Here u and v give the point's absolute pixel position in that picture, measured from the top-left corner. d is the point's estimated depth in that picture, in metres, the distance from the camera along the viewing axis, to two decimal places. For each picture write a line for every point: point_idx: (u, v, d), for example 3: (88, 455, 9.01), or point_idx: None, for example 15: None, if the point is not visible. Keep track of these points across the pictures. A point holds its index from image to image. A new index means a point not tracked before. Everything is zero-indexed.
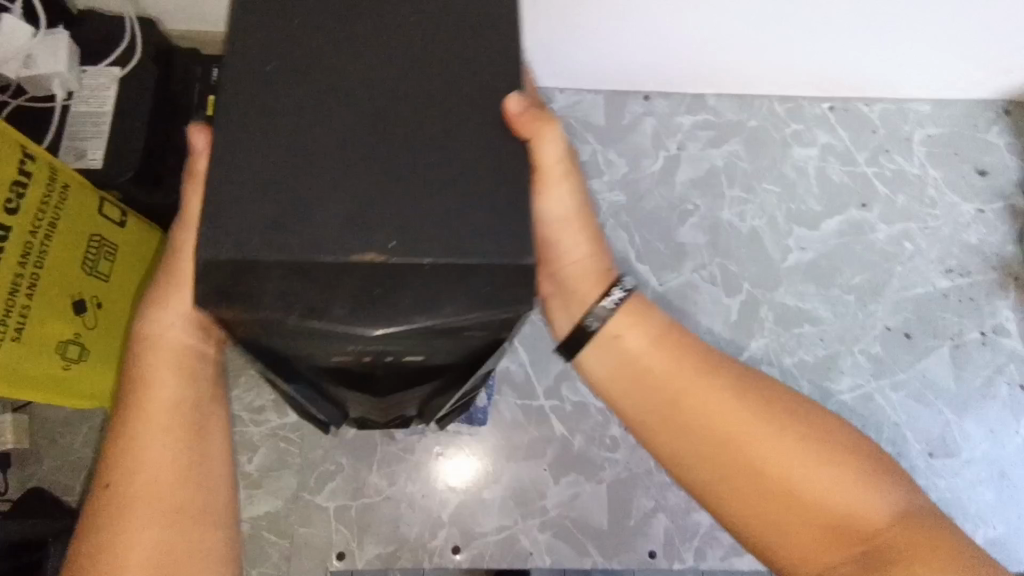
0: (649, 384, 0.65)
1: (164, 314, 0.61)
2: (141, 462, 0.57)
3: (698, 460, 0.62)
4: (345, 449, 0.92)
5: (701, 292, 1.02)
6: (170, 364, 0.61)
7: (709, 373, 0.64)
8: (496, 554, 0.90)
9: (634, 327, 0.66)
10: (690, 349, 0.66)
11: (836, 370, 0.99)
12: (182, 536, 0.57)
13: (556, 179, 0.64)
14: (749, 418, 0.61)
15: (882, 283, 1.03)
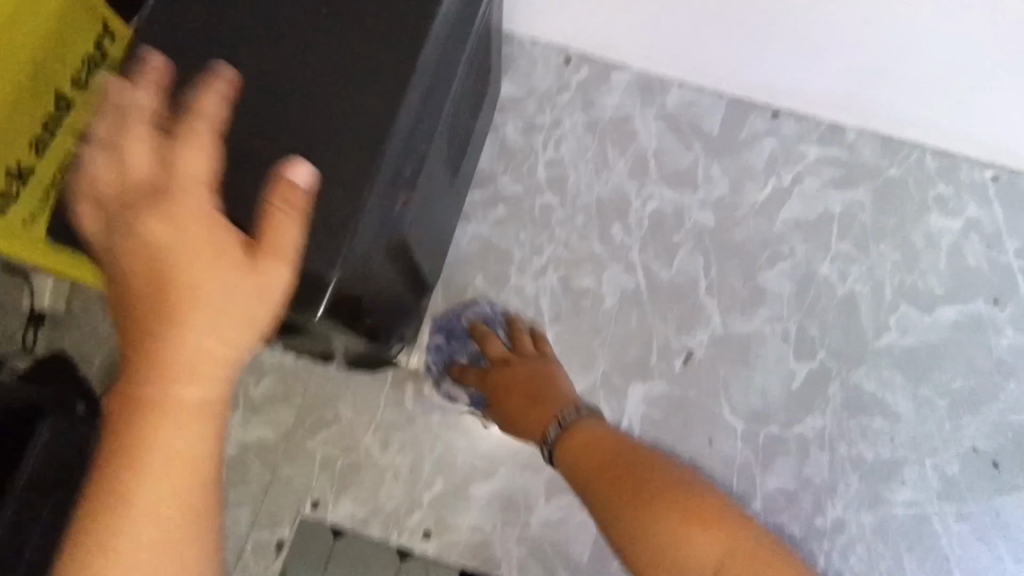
0: (593, 465, 0.68)
1: (178, 151, 0.41)
2: (180, 328, 0.39)
3: (619, 538, 0.64)
4: (348, 401, 0.90)
5: (768, 348, 0.90)
6: (185, 167, 0.41)
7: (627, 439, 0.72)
8: (465, 552, 0.86)
9: (579, 437, 0.72)
10: (626, 445, 0.70)
11: (896, 478, 0.86)
12: (202, 486, 0.40)
13: (548, 356, 0.86)
14: (662, 502, 0.63)
15: (987, 396, 0.88)
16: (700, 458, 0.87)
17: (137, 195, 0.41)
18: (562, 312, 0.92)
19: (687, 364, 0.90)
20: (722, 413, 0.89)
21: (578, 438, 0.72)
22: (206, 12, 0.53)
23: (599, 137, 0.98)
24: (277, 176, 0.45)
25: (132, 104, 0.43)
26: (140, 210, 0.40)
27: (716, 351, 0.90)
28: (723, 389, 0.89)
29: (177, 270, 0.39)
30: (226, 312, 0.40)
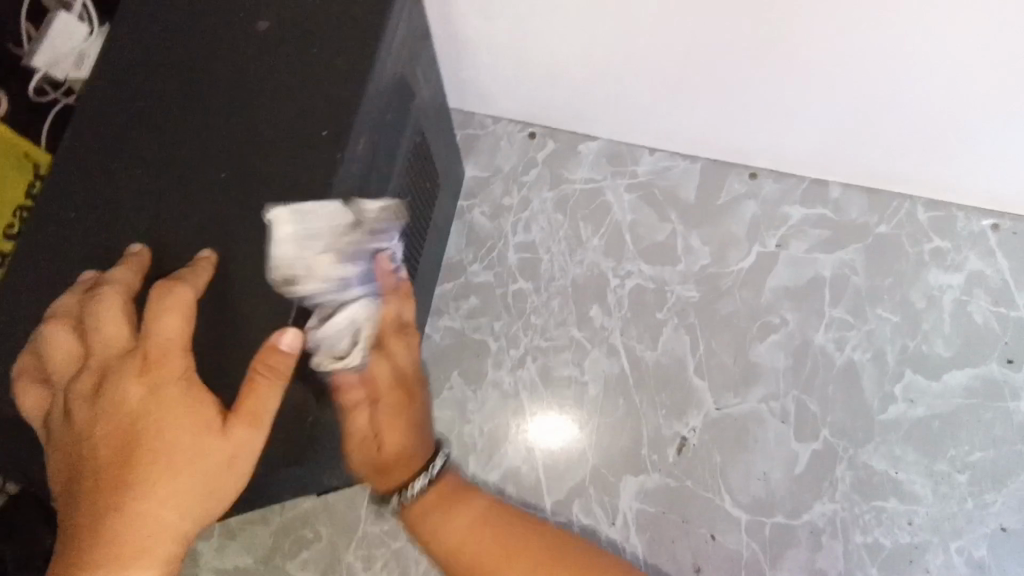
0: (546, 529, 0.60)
1: (165, 322, 0.45)
2: (162, 488, 0.44)
3: None
4: (328, 518, 0.85)
5: (766, 429, 0.84)
6: (176, 334, 0.46)
7: (493, 512, 0.57)
8: None
9: (442, 515, 0.56)
10: (478, 502, 0.57)
11: (918, 565, 0.79)
12: None
13: None
14: (521, 550, 0.54)
15: (1009, 469, 0.81)
16: (701, 556, 0.82)
17: (117, 364, 0.45)
18: (544, 407, 0.88)
19: (681, 453, 0.85)
20: (722, 504, 0.83)
21: (435, 509, 0.56)
22: (116, 200, 0.53)
23: (570, 215, 0.94)
24: (264, 344, 0.47)
25: (112, 277, 0.48)
26: (135, 371, 0.45)
27: (711, 437, 0.85)
28: (722, 478, 0.83)
29: (160, 434, 0.44)
30: (204, 472, 0.45)
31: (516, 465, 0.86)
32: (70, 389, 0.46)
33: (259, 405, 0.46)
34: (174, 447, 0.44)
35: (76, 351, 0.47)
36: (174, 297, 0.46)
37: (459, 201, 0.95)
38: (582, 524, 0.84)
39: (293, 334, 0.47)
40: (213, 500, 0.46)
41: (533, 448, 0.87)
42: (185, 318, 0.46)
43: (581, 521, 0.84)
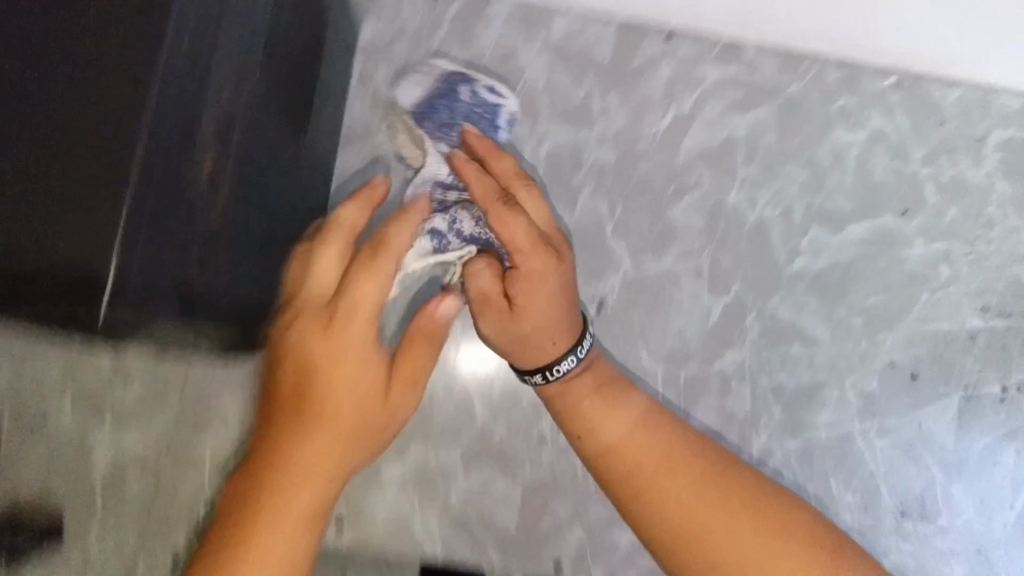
0: (696, 519, 0.64)
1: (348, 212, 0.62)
2: (339, 344, 0.57)
3: (698, 526, 0.63)
4: (235, 398, 0.79)
5: (682, 286, 0.85)
6: (345, 243, 0.61)
7: (636, 431, 0.69)
8: (384, 537, 0.80)
9: (585, 420, 0.70)
10: (624, 428, 0.69)
11: (817, 402, 0.84)
12: (346, 454, 0.57)
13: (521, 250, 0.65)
14: (675, 481, 0.65)
15: (900, 309, 0.86)
16: None
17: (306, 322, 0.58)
18: None
19: (601, 312, 0.84)
20: (640, 360, 0.84)
21: (602, 390, 0.71)
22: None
23: (482, 79, 0.89)
24: (360, 204, 0.63)
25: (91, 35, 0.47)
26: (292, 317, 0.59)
27: (629, 296, 0.85)
28: (639, 334, 0.85)
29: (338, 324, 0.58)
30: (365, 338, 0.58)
31: None
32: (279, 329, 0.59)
33: (364, 294, 0.58)
34: (343, 393, 0.57)
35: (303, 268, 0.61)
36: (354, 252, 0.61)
37: (362, 64, 0.88)
38: (502, 387, 0.84)
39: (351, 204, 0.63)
40: (351, 470, 0.59)
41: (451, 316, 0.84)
42: (381, 281, 0.59)
43: (501, 385, 0.84)
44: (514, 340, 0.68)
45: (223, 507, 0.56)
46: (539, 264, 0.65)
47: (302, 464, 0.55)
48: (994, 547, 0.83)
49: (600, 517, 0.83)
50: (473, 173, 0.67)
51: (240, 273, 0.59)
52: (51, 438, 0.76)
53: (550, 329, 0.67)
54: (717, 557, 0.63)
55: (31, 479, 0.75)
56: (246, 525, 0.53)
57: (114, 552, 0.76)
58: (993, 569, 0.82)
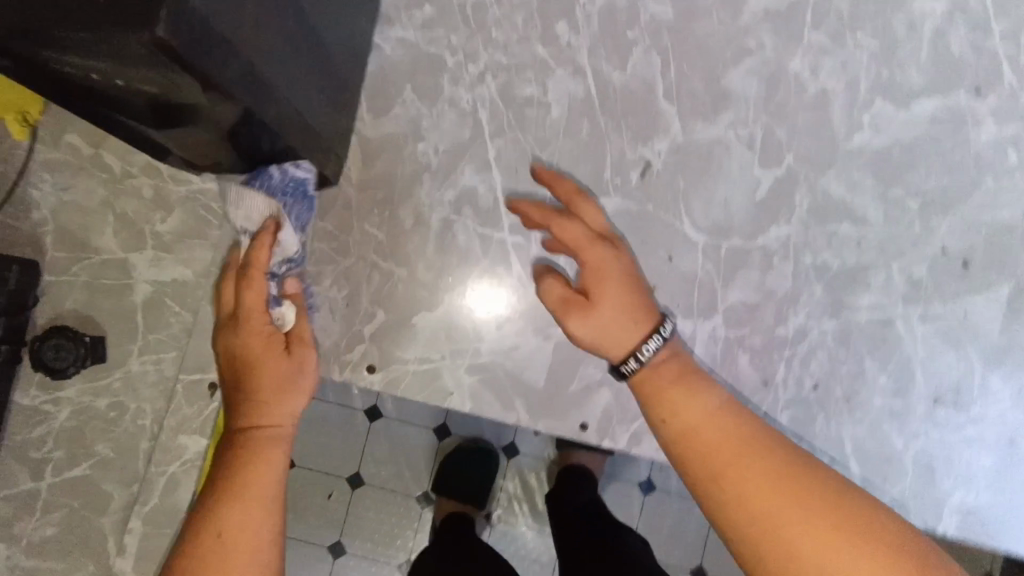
0: (733, 472, 0.60)
1: (624, 265, 0.70)
2: (277, 403, 0.64)
3: (744, 526, 0.59)
4: None
5: (731, 154, 0.82)
6: (623, 284, 0.68)
7: (734, 407, 0.64)
8: (413, 384, 0.81)
9: (669, 402, 0.64)
10: (721, 400, 0.64)
11: (861, 283, 0.82)
12: (247, 516, 0.59)
13: (690, 392, 0.64)
14: (756, 481, 0.60)
15: (960, 193, 0.82)
16: (656, 277, 0.82)
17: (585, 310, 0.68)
18: (504, 126, 0.83)
19: (644, 176, 0.83)
20: (680, 228, 0.82)
21: (671, 395, 0.64)
22: None
23: None
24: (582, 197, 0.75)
25: None
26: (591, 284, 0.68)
27: (675, 161, 0.83)
28: (683, 200, 0.82)
29: (610, 326, 0.67)
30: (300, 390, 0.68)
31: (472, 184, 0.82)
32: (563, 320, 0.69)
33: (624, 338, 0.66)
34: (264, 471, 0.61)
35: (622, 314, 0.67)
36: (613, 303, 0.67)
37: None
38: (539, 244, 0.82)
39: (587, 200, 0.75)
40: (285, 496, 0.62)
41: (491, 170, 0.82)
42: (626, 265, 0.69)
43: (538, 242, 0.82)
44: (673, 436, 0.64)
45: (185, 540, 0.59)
46: (605, 254, 0.69)
47: (237, 540, 0.59)
48: None
49: None
50: (559, 183, 0.78)
51: (285, 53, 0.55)
52: (96, 261, 0.78)
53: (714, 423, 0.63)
54: (781, 546, 0.57)
55: (77, 296, 0.77)
56: (193, 526, 0.58)
57: (155, 372, 0.78)
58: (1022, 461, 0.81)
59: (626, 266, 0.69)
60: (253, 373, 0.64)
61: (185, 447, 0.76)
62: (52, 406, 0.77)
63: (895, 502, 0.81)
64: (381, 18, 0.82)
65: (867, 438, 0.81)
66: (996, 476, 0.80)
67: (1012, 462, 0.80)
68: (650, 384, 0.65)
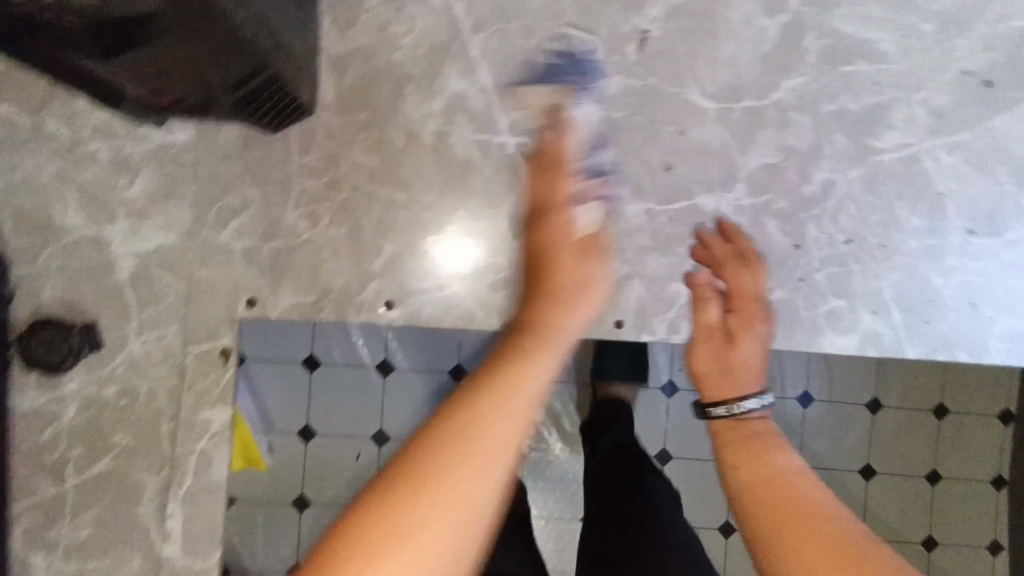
0: (777, 499, 0.51)
1: (762, 327, 0.70)
2: (573, 285, 0.58)
3: (778, 533, 0.48)
4: (254, 181, 0.72)
5: (732, 8, 0.76)
6: (761, 342, 0.69)
7: (801, 471, 0.54)
8: (436, 313, 0.76)
9: (745, 453, 0.58)
10: (816, 491, 0.51)
11: (883, 123, 0.78)
12: (496, 422, 0.41)
13: (768, 448, 0.58)
14: (817, 534, 0.46)
15: (974, 9, 0.77)
16: (670, 154, 0.77)
17: (729, 318, 0.71)
18: (483, 18, 0.74)
19: (643, 48, 0.76)
20: (688, 98, 0.77)
21: (739, 451, 0.58)
22: None
23: None
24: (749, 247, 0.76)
25: None
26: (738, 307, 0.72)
27: (673, 26, 0.76)
28: (687, 68, 0.76)
29: (734, 346, 0.69)
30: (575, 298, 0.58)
31: (460, 88, 0.75)
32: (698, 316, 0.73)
33: (745, 356, 0.68)
34: (536, 365, 0.44)
35: (760, 336, 0.70)
36: (761, 330, 0.70)
37: None
38: None
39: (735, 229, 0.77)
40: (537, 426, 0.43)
41: (477, 69, 0.75)
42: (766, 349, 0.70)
43: (542, 138, 0.75)
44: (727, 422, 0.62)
45: (382, 476, 0.40)
46: (760, 317, 0.71)
47: (467, 495, 0.39)
48: None
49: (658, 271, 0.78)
50: (743, 242, 0.76)
51: None
52: (67, 243, 0.70)
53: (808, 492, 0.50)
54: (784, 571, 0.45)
55: (54, 284, 0.70)
56: (456, 447, 0.40)
57: (159, 350, 0.71)
58: None
59: (766, 337, 0.70)
60: (547, 268, 0.64)
61: (208, 421, 0.72)
62: (59, 403, 0.71)
63: (941, 341, 0.79)
64: None
65: (907, 282, 0.79)
66: None
67: None
68: (710, 372, 0.68)
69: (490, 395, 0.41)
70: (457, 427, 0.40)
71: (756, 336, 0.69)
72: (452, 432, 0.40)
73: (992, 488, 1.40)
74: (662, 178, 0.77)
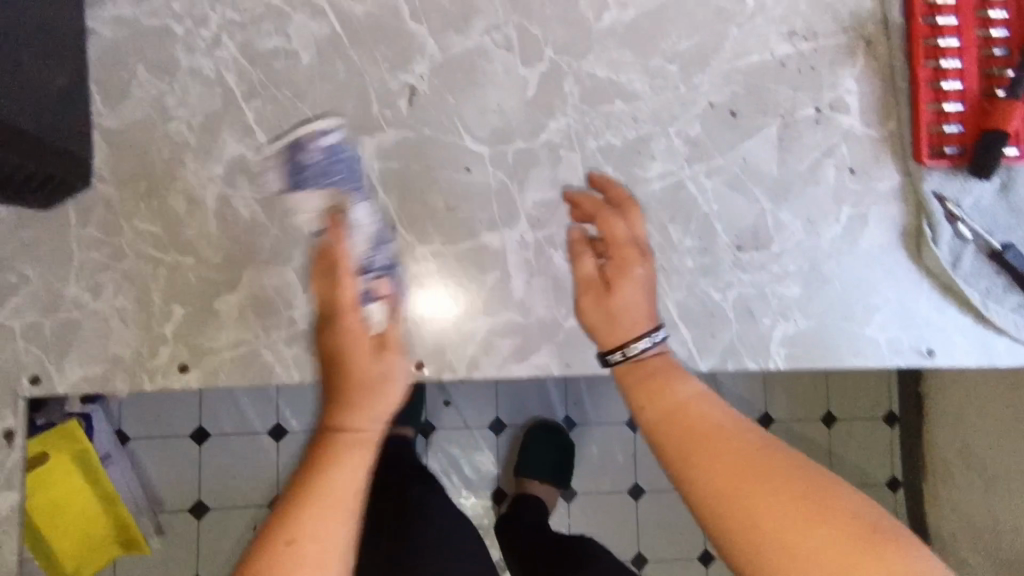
0: (701, 437, 0.65)
1: (635, 272, 0.75)
2: (340, 484, 0.64)
3: (703, 470, 0.63)
4: (31, 259, 0.73)
5: (492, 60, 0.82)
6: (642, 286, 0.75)
7: (698, 399, 0.68)
8: (233, 371, 0.77)
9: (648, 391, 0.69)
10: (711, 410, 0.67)
11: (645, 155, 0.84)
12: (318, 545, 0.61)
13: (662, 382, 0.69)
14: (712, 452, 0.63)
15: (712, 48, 0.85)
16: (451, 196, 0.81)
17: (613, 272, 0.76)
18: (255, 85, 0.78)
19: (413, 101, 0.80)
20: (463, 144, 0.81)
21: (647, 385, 0.70)
22: None
23: None
24: (613, 188, 0.82)
25: None
26: (619, 273, 0.75)
27: (439, 79, 0.81)
28: (458, 116, 0.81)
29: (615, 302, 0.74)
30: (355, 463, 0.66)
31: (239, 152, 0.78)
32: (577, 270, 0.78)
33: (629, 299, 0.74)
34: (328, 527, 0.62)
35: (640, 280, 0.75)
36: (639, 275, 0.75)
37: None
38: (326, 196, 0.79)
39: (603, 175, 0.83)
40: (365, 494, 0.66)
41: (254, 133, 0.78)
42: (646, 292, 0.74)
43: (324, 194, 0.79)
44: (651, 402, 0.69)
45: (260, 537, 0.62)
46: (633, 259, 0.76)
47: (322, 567, 0.60)
48: (828, 261, 0.85)
49: (451, 310, 0.81)
50: (618, 192, 0.81)
51: None
52: None
53: (705, 400, 0.68)
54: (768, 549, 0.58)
55: None
56: (286, 561, 0.60)
57: None
58: (828, 282, 0.85)
59: (642, 250, 0.77)
60: (348, 367, 0.70)
61: None
62: None
63: (728, 351, 0.84)
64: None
65: (689, 299, 0.84)
66: (807, 300, 0.84)
67: (817, 284, 0.85)
68: (592, 317, 0.76)
69: (310, 526, 0.61)
70: (273, 570, 0.59)
71: (642, 274, 0.75)
72: (271, 573, 0.59)
73: (888, 489, 1.52)
74: (446, 217, 0.81)
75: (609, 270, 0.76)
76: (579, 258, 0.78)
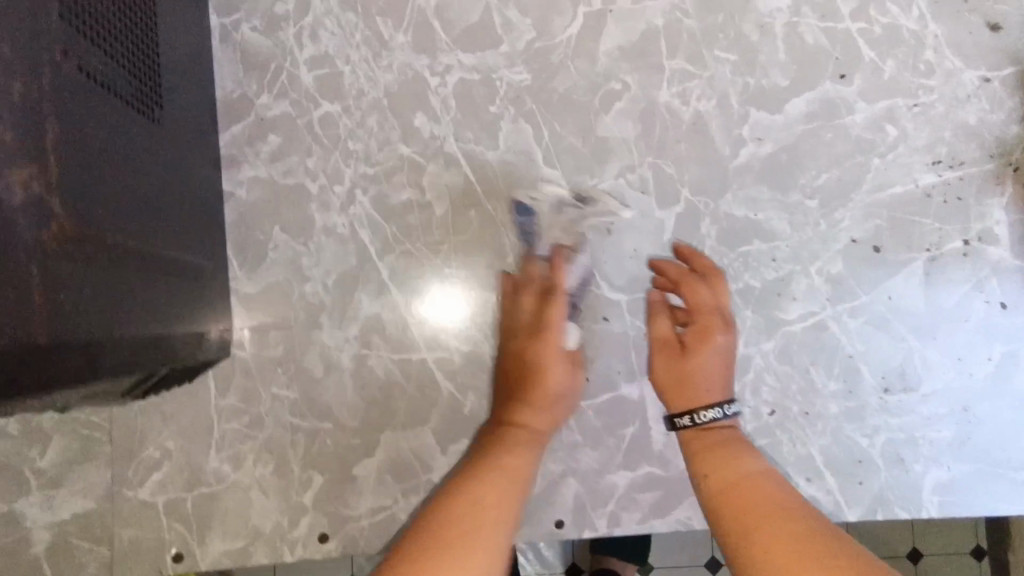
0: (754, 507, 0.59)
1: (717, 339, 0.72)
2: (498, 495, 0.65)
3: (752, 538, 0.57)
4: (173, 432, 0.72)
5: (628, 203, 0.79)
6: (718, 353, 0.72)
7: (766, 477, 0.63)
8: (373, 539, 0.74)
9: (714, 458, 0.66)
10: (773, 489, 0.61)
11: (786, 296, 0.81)
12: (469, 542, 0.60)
13: (732, 452, 0.66)
14: (770, 526, 0.57)
15: (853, 182, 0.82)
16: (590, 347, 0.79)
17: (690, 335, 0.73)
18: (389, 240, 0.75)
19: (549, 251, 0.78)
20: (599, 293, 0.79)
21: (714, 454, 0.66)
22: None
23: (362, 12, 0.75)
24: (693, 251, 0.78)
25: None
26: (699, 339, 0.72)
27: (575, 226, 0.78)
28: (595, 265, 0.78)
29: (693, 369, 0.71)
30: (516, 472, 0.68)
31: (375, 310, 0.75)
32: (652, 330, 0.75)
33: (705, 364, 0.71)
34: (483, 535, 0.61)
35: (720, 347, 0.72)
36: (721, 346, 0.72)
37: (214, 21, 0.74)
38: (462, 352, 0.77)
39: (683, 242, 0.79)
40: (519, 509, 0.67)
41: (389, 290, 0.76)
42: (723, 353, 0.72)
43: (460, 350, 0.77)
44: (704, 458, 0.67)
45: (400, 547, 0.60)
46: (715, 327, 0.72)
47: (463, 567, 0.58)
48: (980, 402, 0.82)
49: (591, 465, 0.78)
50: (701, 259, 0.77)
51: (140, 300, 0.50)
52: None
53: (770, 478, 0.63)
54: None
55: None
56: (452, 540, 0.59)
57: None
58: (979, 424, 0.82)
59: (725, 315, 0.73)
60: (540, 380, 0.72)
61: None
62: None
63: (878, 501, 0.81)
64: (224, 163, 0.73)
65: (835, 447, 0.81)
66: (960, 445, 0.81)
67: (968, 427, 0.81)
68: (665, 382, 0.73)
69: (474, 517, 0.62)
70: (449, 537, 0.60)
71: (719, 345, 0.72)
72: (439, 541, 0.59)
73: None
74: (584, 369, 0.78)
75: (689, 338, 0.73)
76: (656, 321, 0.75)
